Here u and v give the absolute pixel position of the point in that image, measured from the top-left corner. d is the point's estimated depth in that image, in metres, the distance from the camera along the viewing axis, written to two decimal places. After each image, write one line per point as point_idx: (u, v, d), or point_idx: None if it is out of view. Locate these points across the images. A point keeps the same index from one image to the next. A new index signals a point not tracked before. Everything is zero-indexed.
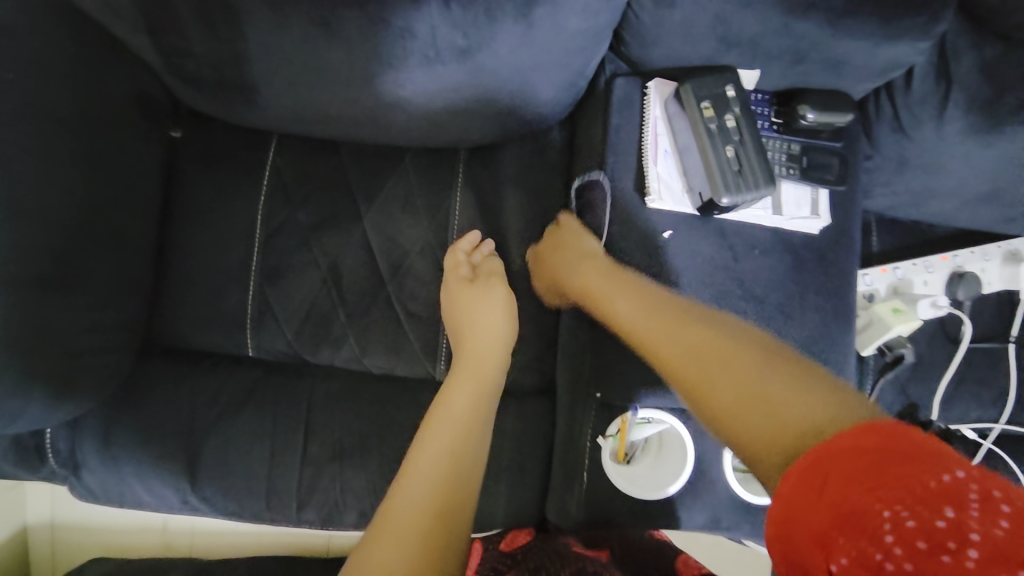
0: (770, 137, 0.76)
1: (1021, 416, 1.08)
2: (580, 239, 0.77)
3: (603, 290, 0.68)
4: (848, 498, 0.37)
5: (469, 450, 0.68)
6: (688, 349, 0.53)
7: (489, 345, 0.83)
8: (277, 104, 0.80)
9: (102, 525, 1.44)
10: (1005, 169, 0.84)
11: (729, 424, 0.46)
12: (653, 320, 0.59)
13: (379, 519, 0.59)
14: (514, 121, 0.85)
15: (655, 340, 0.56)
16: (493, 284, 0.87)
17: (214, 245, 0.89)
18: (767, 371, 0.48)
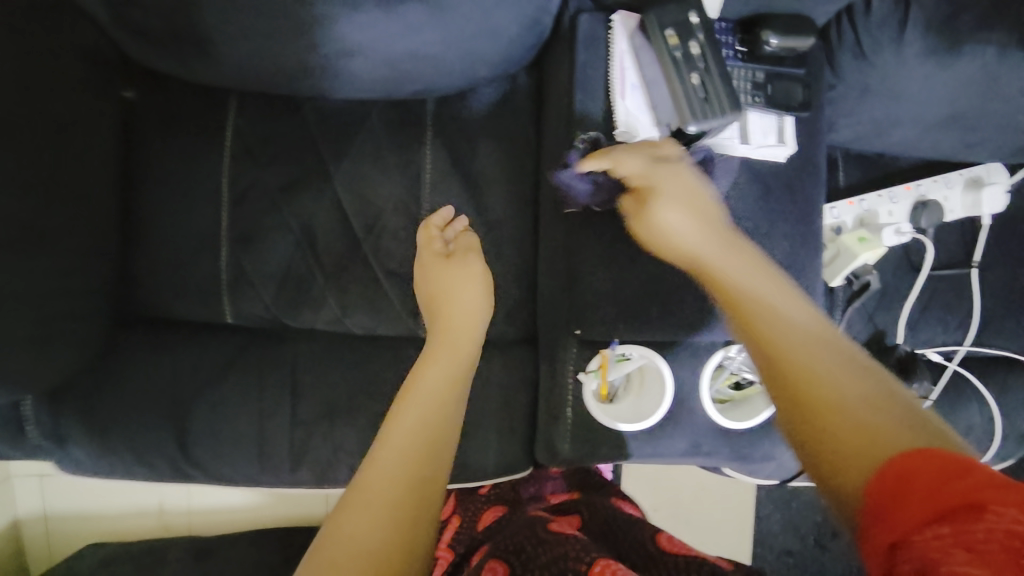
0: (736, 66, 0.75)
1: (981, 337, 1.14)
2: (674, 169, 0.71)
3: (751, 276, 0.62)
4: (975, 493, 0.39)
5: (447, 423, 0.66)
6: (824, 371, 0.52)
7: (466, 319, 0.82)
8: (231, 56, 0.76)
9: (96, 512, 1.45)
10: (962, 91, 0.86)
11: (839, 447, 0.48)
12: (815, 332, 0.56)
13: (351, 488, 0.59)
14: (481, 65, 0.83)
15: (792, 349, 0.54)
16: (471, 258, 0.86)
17: (180, 210, 0.87)
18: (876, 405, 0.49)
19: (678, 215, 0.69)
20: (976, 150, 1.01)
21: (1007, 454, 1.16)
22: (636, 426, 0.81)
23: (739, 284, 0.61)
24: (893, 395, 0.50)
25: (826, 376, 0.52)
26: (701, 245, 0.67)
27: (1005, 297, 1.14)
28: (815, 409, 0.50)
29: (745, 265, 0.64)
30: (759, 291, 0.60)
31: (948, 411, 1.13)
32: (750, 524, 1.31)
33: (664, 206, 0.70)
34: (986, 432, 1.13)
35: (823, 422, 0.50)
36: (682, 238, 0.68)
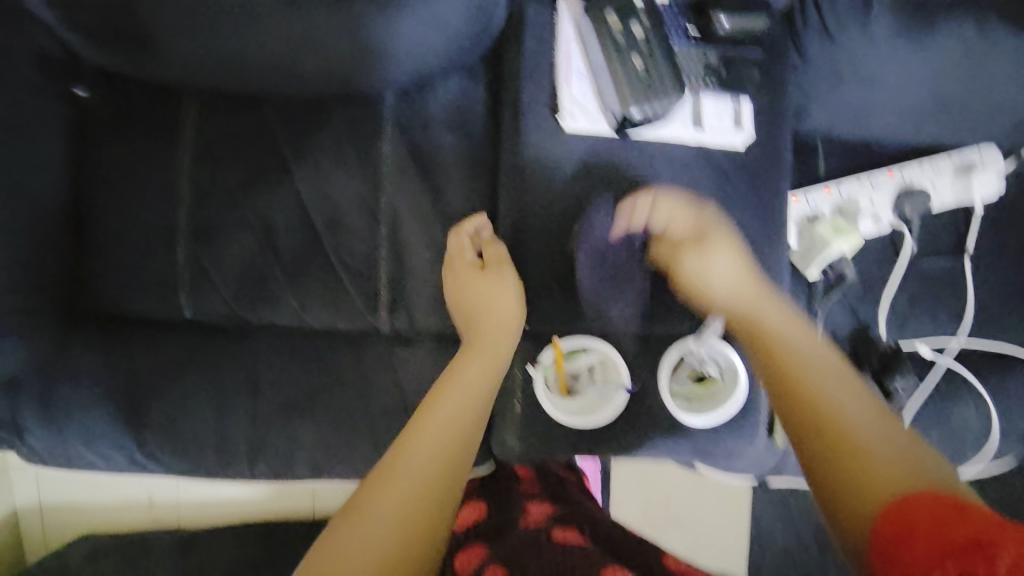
0: (686, 47, 0.73)
1: (982, 334, 1.07)
2: (721, 229, 0.74)
3: (791, 330, 0.69)
4: (977, 531, 0.47)
5: (467, 435, 0.65)
6: (851, 419, 0.60)
7: (500, 330, 0.77)
8: (180, 48, 0.79)
9: (86, 505, 1.44)
10: (930, 69, 0.83)
11: (851, 491, 0.55)
12: (835, 377, 0.64)
13: (383, 470, 0.61)
14: (427, 54, 0.83)
15: (821, 397, 0.62)
16: (504, 267, 0.79)
17: (135, 206, 0.88)
18: (894, 453, 0.57)
19: (731, 268, 0.73)
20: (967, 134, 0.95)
21: (1009, 457, 1.08)
22: (591, 423, 0.79)
23: (774, 331, 0.69)
24: (904, 442, 0.58)
25: (843, 421, 0.60)
26: (737, 293, 0.72)
27: (1006, 291, 1.06)
28: (838, 455, 0.58)
29: (778, 310, 0.71)
30: (793, 341, 0.68)
31: (939, 407, 1.04)
32: (744, 526, 1.27)
33: (715, 256, 0.73)
34: (983, 431, 1.04)
35: (846, 467, 0.57)
36: (724, 287, 0.73)
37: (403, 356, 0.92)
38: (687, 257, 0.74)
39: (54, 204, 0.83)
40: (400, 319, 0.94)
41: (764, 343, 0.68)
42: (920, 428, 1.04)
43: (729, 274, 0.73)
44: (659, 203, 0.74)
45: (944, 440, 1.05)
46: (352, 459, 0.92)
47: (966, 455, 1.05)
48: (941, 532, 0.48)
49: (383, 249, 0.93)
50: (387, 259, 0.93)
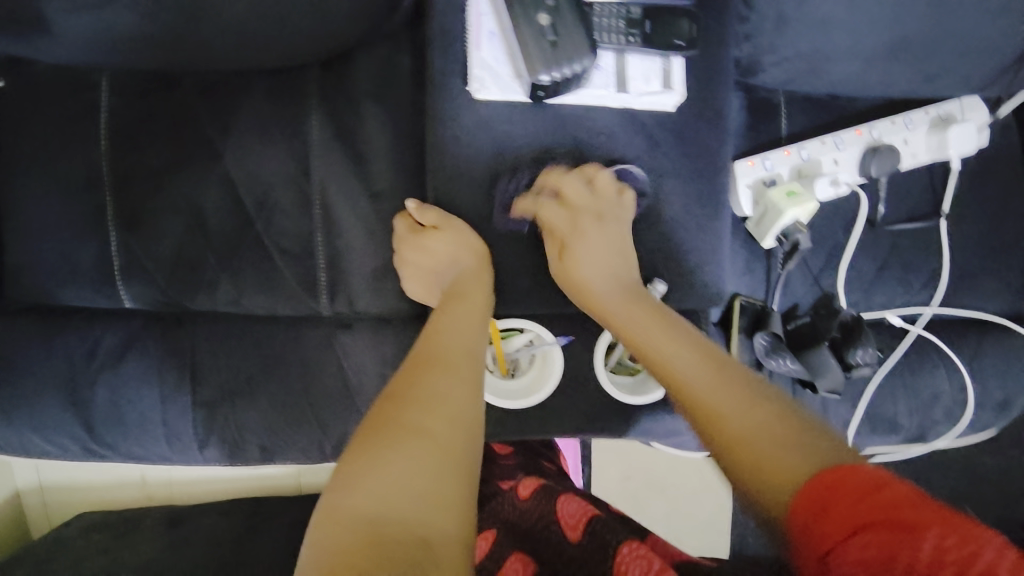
0: (605, 2, 0.67)
1: (953, 298, 1.02)
2: (604, 223, 0.72)
3: (667, 336, 0.66)
4: (903, 515, 0.45)
5: (471, 375, 0.64)
6: (732, 406, 0.58)
7: (464, 276, 0.72)
8: (73, 29, 0.75)
9: (86, 482, 1.38)
10: (882, 14, 0.75)
11: (748, 469, 0.54)
12: (702, 361, 0.63)
13: (382, 435, 0.57)
14: (336, 22, 0.79)
15: (694, 391, 0.60)
16: (450, 219, 0.73)
17: (61, 196, 0.88)
18: (778, 426, 0.55)
19: (597, 260, 0.72)
20: (938, 82, 0.87)
21: (982, 426, 1.05)
22: (522, 402, 0.78)
23: (647, 331, 0.67)
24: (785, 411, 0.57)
25: (724, 406, 0.58)
26: (614, 291, 0.70)
27: (977, 251, 1.01)
28: (726, 441, 0.56)
29: (642, 304, 0.70)
30: (656, 337, 0.66)
31: (908, 379, 1.02)
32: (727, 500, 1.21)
33: (584, 260, 0.71)
34: (956, 401, 1.02)
35: (748, 457, 0.54)
36: (601, 283, 0.71)
37: (344, 339, 0.91)
38: (567, 259, 0.72)
39: None
40: (341, 303, 0.91)
41: (640, 346, 0.66)
42: (887, 400, 1.02)
43: (602, 271, 0.71)
44: (563, 186, 0.72)
45: (913, 411, 1.02)
46: (299, 441, 0.92)
47: (937, 425, 1.03)
48: (876, 514, 0.45)
49: (318, 231, 0.90)
50: (322, 240, 0.90)
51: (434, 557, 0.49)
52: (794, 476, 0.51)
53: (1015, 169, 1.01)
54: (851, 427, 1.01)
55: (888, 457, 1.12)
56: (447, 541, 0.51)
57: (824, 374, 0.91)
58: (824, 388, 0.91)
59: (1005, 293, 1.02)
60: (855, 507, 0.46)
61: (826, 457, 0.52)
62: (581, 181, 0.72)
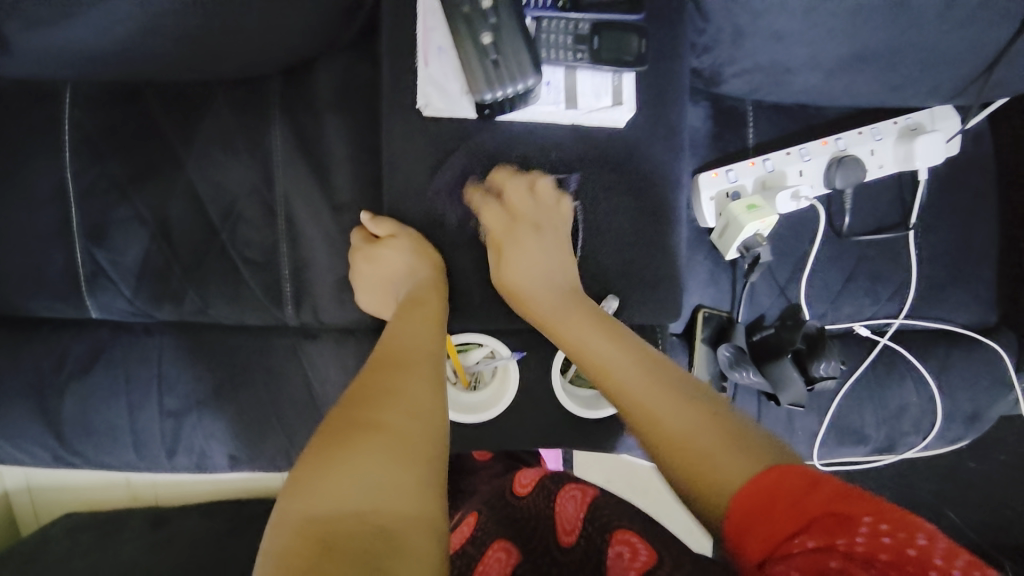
0: (553, 16, 0.69)
1: (923, 309, 1.01)
2: (527, 226, 0.71)
3: (599, 340, 0.64)
4: (838, 508, 0.44)
5: (426, 374, 0.60)
6: (669, 415, 0.56)
7: (418, 286, 0.70)
8: (27, 47, 0.75)
9: (73, 482, 1.27)
10: (838, 30, 0.74)
11: (695, 486, 0.51)
12: (646, 371, 0.60)
13: (345, 434, 0.53)
14: (290, 35, 0.78)
15: (637, 401, 0.58)
16: (403, 229, 0.72)
17: (27, 209, 0.89)
18: (711, 433, 0.53)
19: (530, 262, 0.70)
20: (904, 93, 0.86)
21: (953, 437, 1.04)
22: (481, 417, 0.78)
23: (581, 332, 0.65)
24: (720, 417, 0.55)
25: (666, 415, 0.56)
26: (557, 294, 0.69)
27: (946, 261, 1.01)
28: (672, 457, 0.54)
29: (601, 324, 0.66)
30: (603, 350, 0.63)
31: (876, 389, 1.01)
32: None
33: (516, 255, 0.71)
34: (925, 412, 1.01)
35: (687, 472, 0.52)
36: (548, 293, 0.69)
37: (308, 349, 0.91)
38: (501, 250, 0.71)
39: None
40: (306, 313, 0.91)
41: (588, 363, 0.63)
42: (854, 411, 1.01)
43: (551, 286, 0.70)
44: (481, 211, 0.72)
45: (882, 422, 1.02)
46: (265, 449, 0.93)
47: (906, 436, 1.03)
48: (815, 510, 0.44)
49: (282, 241, 0.90)
50: (286, 251, 0.90)
51: (399, 541, 0.46)
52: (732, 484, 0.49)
53: (987, 179, 1.00)
54: (817, 438, 1.01)
55: (856, 466, 1.12)
56: (410, 524, 0.48)
57: (786, 387, 0.90)
58: (786, 401, 0.91)
59: (974, 304, 1.01)
60: (796, 506, 0.45)
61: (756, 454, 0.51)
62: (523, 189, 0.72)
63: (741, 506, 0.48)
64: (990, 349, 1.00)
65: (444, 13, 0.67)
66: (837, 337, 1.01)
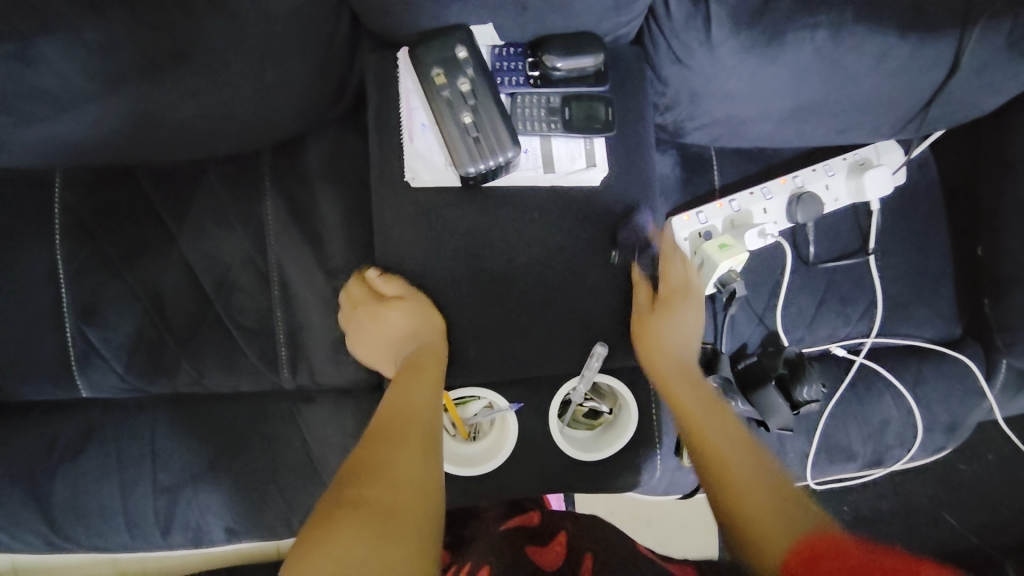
0: (526, 93, 0.74)
1: (891, 327, 1.07)
2: (690, 290, 0.81)
3: (700, 401, 0.74)
4: None
5: (418, 442, 0.61)
6: (739, 473, 0.64)
7: (418, 349, 0.73)
8: (21, 141, 0.78)
9: (56, 564, 1.21)
10: (786, 86, 0.82)
11: (750, 532, 0.58)
12: (736, 439, 0.69)
13: (336, 515, 0.53)
14: (279, 116, 0.82)
15: (722, 453, 0.67)
16: (408, 287, 0.75)
17: (17, 292, 0.89)
18: (776, 498, 0.61)
19: (678, 334, 0.79)
20: (850, 134, 0.94)
21: (936, 447, 1.09)
22: (480, 469, 0.79)
23: (689, 396, 0.74)
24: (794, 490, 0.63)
25: (741, 473, 0.64)
26: (681, 364, 0.77)
27: (907, 281, 1.08)
28: (733, 507, 0.61)
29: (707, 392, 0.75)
30: (701, 406, 0.73)
31: (857, 407, 1.06)
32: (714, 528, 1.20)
33: (671, 316, 0.78)
34: (905, 425, 1.06)
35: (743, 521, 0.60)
36: (671, 358, 0.77)
37: (305, 412, 0.91)
38: (657, 307, 0.78)
39: None
40: (302, 376, 0.92)
41: (691, 420, 0.72)
42: (840, 429, 1.05)
43: (675, 347, 0.78)
44: (670, 259, 0.82)
45: (867, 438, 1.06)
46: (264, 518, 0.92)
47: (892, 449, 1.07)
48: None
49: (276, 307, 0.91)
50: (281, 315, 0.91)
51: None
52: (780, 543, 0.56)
53: (936, 204, 1.08)
54: (808, 458, 1.04)
55: (848, 481, 1.15)
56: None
57: (773, 413, 0.93)
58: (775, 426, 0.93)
59: (938, 319, 1.08)
60: None
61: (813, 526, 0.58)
62: (676, 262, 0.82)
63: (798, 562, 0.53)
64: (958, 360, 1.06)
65: (425, 95, 0.72)
66: (816, 359, 1.06)
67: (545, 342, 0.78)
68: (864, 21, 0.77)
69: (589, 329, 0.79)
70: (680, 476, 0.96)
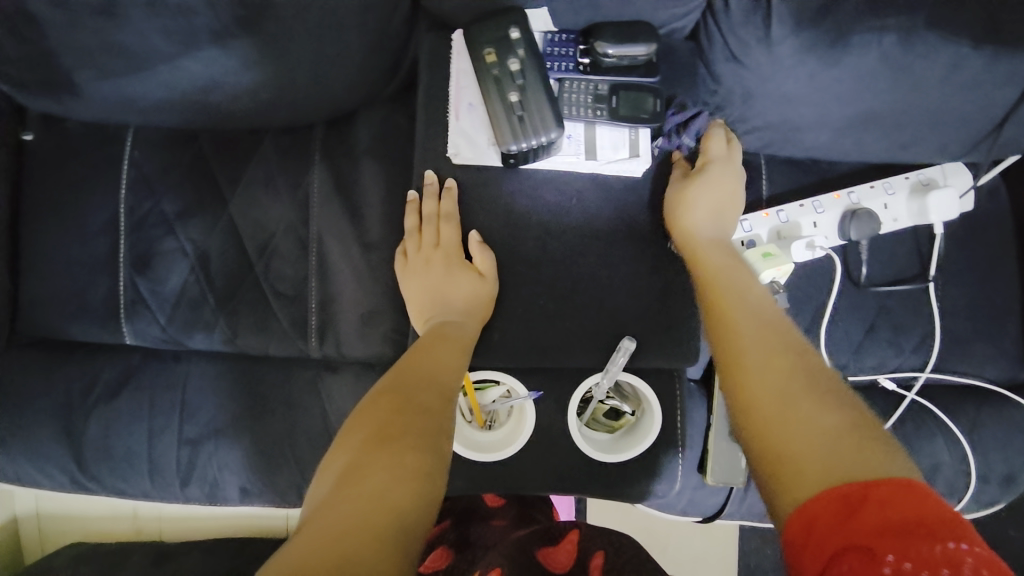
0: (575, 79, 0.74)
1: (949, 362, 0.99)
2: (730, 169, 0.76)
3: (734, 296, 0.64)
4: (872, 535, 0.41)
5: (432, 396, 0.61)
6: (764, 378, 0.55)
7: (469, 317, 0.72)
8: (102, 95, 0.84)
9: (81, 512, 1.26)
10: (848, 91, 0.79)
11: (773, 451, 0.50)
12: (770, 337, 0.59)
13: (363, 447, 0.54)
14: (334, 90, 0.86)
15: (738, 341, 0.59)
16: (488, 253, 0.74)
17: (79, 239, 0.96)
18: (811, 413, 0.51)
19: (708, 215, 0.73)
20: (915, 150, 0.88)
21: (989, 500, 0.98)
22: (494, 456, 0.77)
23: (724, 293, 0.65)
24: (840, 407, 0.52)
25: (768, 378, 0.55)
26: (711, 254, 0.69)
27: (969, 315, 0.99)
28: (748, 417, 0.53)
29: (740, 281, 0.66)
30: (735, 304, 0.63)
31: (904, 447, 0.97)
32: (733, 561, 1.13)
33: (706, 191, 0.73)
34: (958, 473, 0.97)
35: (763, 430, 0.52)
36: (699, 229, 0.72)
37: (327, 382, 0.93)
38: (693, 182, 0.74)
39: None
40: (328, 346, 0.93)
41: (718, 313, 0.63)
42: None
43: (706, 222, 0.72)
44: (714, 136, 0.77)
45: None
46: (276, 483, 0.93)
47: (940, 498, 0.97)
48: (856, 535, 0.42)
49: (311, 276, 0.94)
50: (315, 284, 0.94)
51: (380, 545, 0.44)
52: (803, 471, 0.48)
53: (1005, 235, 1.00)
54: None
55: None
56: (429, 516, 0.50)
57: None
58: None
59: (1002, 359, 0.99)
60: (836, 528, 0.43)
61: (846, 456, 0.47)
62: (717, 140, 0.76)
63: (806, 508, 0.45)
64: (1021, 407, 0.97)
65: (475, 75, 0.73)
66: (861, 389, 0.99)
67: (571, 331, 0.76)
68: (937, 28, 0.73)
69: (616, 322, 0.76)
70: (702, 496, 0.91)
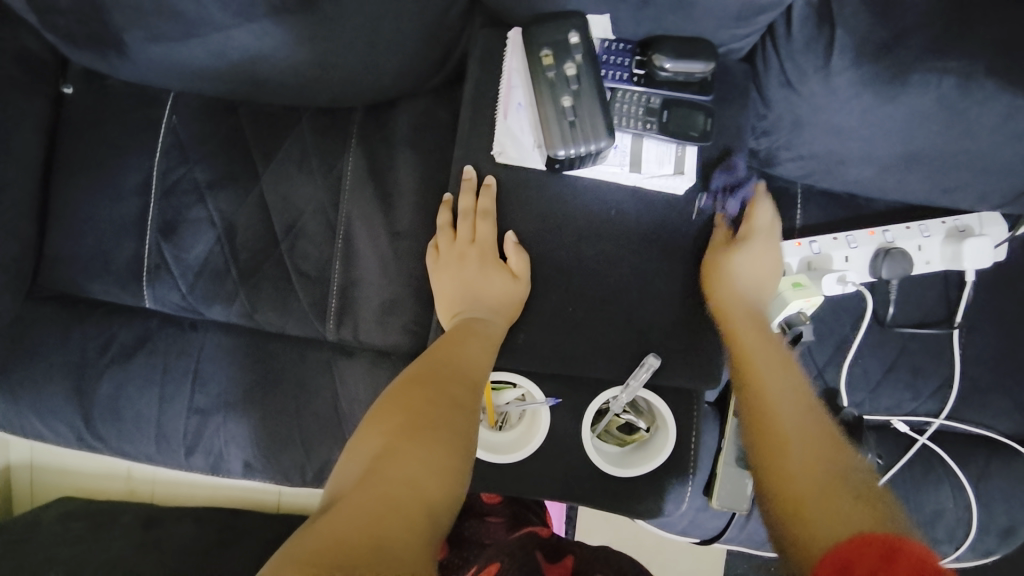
0: (627, 90, 0.74)
1: (964, 411, 0.98)
2: (771, 239, 0.76)
3: (772, 365, 0.69)
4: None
5: (462, 390, 0.61)
6: (794, 450, 0.60)
7: (500, 317, 0.72)
8: (149, 57, 0.84)
9: (75, 467, 1.26)
10: (899, 130, 0.78)
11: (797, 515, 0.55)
12: (804, 416, 0.64)
13: (390, 436, 0.53)
14: (381, 76, 0.85)
15: (786, 434, 0.62)
16: (523, 254, 0.74)
17: (109, 198, 0.96)
18: (836, 488, 0.56)
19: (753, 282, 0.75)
20: (957, 195, 0.87)
21: (986, 551, 0.98)
22: (505, 459, 0.76)
23: (763, 362, 0.69)
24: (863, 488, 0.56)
25: (798, 451, 0.60)
26: (754, 319, 0.73)
27: (990, 366, 0.98)
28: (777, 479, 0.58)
29: (779, 354, 0.71)
30: (771, 374, 0.68)
31: (910, 490, 0.96)
32: None
33: (749, 259, 0.74)
34: (959, 521, 0.96)
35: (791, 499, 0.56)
36: (743, 291, 0.74)
37: (342, 366, 0.93)
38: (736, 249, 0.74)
39: (28, 194, 0.92)
40: (346, 330, 0.93)
41: (755, 380, 0.68)
42: None
43: (747, 302, 0.74)
44: (759, 205, 0.77)
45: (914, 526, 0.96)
46: (281, 461, 0.93)
47: (938, 544, 0.97)
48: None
49: (336, 259, 0.93)
50: (339, 268, 0.93)
51: (404, 538, 0.44)
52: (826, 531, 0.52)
53: None
54: None
55: None
56: (452, 510, 0.50)
57: None
58: None
59: (1017, 413, 0.98)
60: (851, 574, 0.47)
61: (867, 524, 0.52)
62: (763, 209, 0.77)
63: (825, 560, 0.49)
64: None
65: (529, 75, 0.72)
66: (873, 428, 0.98)
67: (596, 342, 0.75)
68: (999, 76, 0.72)
69: (642, 338, 0.76)
70: (703, 518, 0.91)
